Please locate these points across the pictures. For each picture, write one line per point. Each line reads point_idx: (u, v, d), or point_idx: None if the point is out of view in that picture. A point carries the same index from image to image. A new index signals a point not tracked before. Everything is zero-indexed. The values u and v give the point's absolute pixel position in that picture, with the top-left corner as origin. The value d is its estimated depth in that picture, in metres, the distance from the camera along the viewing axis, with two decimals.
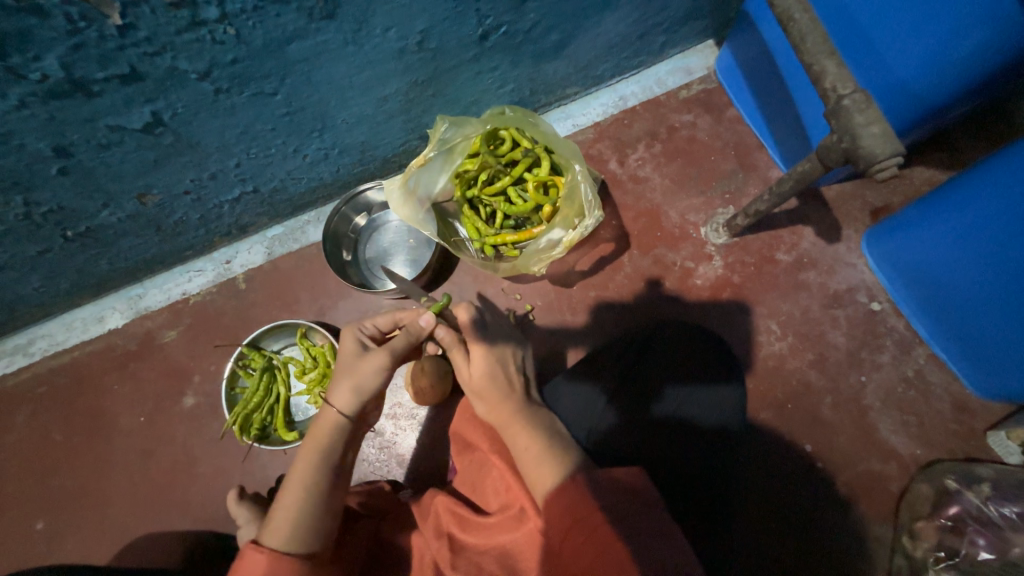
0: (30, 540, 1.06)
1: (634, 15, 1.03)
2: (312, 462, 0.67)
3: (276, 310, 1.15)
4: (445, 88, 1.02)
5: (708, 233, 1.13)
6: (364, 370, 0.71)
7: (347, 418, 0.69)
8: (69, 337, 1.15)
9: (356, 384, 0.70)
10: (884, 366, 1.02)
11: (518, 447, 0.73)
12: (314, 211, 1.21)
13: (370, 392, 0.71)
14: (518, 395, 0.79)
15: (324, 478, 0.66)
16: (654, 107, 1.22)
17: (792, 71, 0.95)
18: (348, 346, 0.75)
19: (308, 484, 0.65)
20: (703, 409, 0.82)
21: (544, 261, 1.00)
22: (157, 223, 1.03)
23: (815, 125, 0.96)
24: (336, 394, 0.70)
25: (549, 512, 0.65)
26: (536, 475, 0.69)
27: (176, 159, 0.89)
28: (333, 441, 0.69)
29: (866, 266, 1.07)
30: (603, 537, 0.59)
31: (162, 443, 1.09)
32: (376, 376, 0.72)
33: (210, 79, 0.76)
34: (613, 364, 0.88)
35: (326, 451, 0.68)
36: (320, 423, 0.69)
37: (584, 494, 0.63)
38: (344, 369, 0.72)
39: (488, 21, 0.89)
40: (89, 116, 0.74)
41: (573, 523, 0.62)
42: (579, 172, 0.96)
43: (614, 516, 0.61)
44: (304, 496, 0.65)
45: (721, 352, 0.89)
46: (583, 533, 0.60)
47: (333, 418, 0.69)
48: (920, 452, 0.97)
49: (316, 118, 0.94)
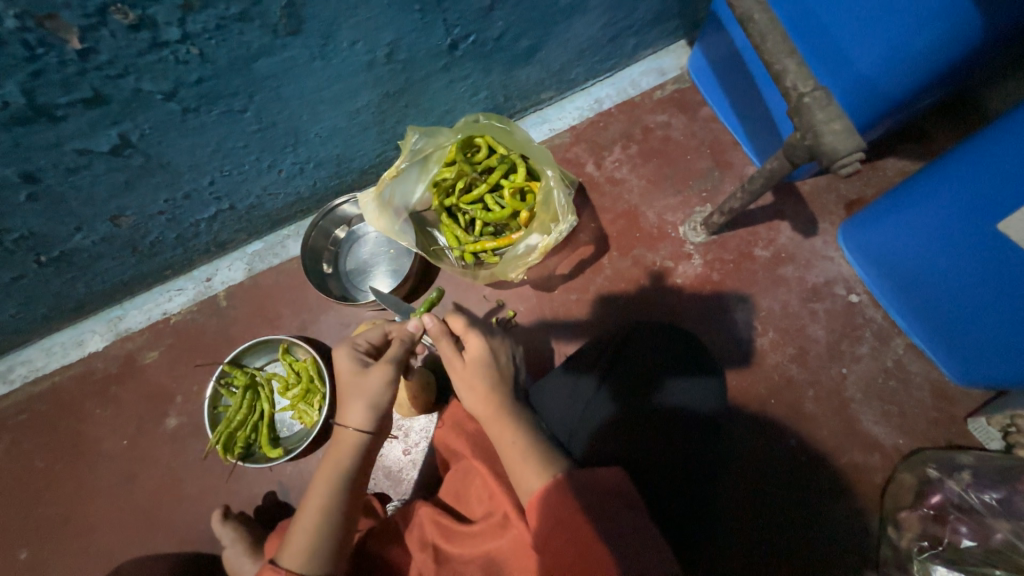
0: (14, 570, 1.04)
1: (603, 19, 1.04)
2: (331, 481, 0.70)
3: (257, 326, 1.15)
4: (417, 98, 1.02)
5: (687, 232, 1.13)
6: (372, 386, 0.73)
7: (365, 436, 0.72)
8: (48, 362, 1.14)
9: (366, 402, 0.72)
10: (864, 357, 1.03)
11: (503, 447, 0.73)
12: (294, 225, 1.21)
13: (381, 408, 0.73)
14: (505, 389, 0.78)
15: (342, 498, 0.70)
16: (629, 109, 1.23)
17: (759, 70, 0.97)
18: (345, 366, 0.76)
19: (326, 505, 0.69)
20: (683, 401, 0.83)
21: (522, 267, 1.00)
22: (133, 244, 1.02)
23: (784, 122, 0.98)
24: (348, 412, 0.72)
25: (534, 514, 0.65)
26: (521, 476, 0.69)
27: (147, 180, 0.89)
28: (350, 459, 0.72)
29: (843, 259, 1.08)
30: (584, 538, 0.59)
31: (146, 466, 1.08)
32: (384, 391, 0.73)
33: (177, 99, 0.76)
34: (598, 365, 0.88)
35: (344, 474, 0.71)
36: (339, 442, 0.72)
37: (565, 495, 0.64)
38: (352, 388, 0.73)
39: (457, 30, 0.89)
40: (55, 142, 0.74)
41: (556, 524, 0.62)
42: (552, 177, 0.97)
43: (596, 514, 0.61)
44: (323, 518, 0.68)
45: (697, 346, 0.92)
46: (567, 534, 0.60)
47: (348, 438, 0.72)
48: (902, 441, 0.98)
49: (289, 133, 0.94)
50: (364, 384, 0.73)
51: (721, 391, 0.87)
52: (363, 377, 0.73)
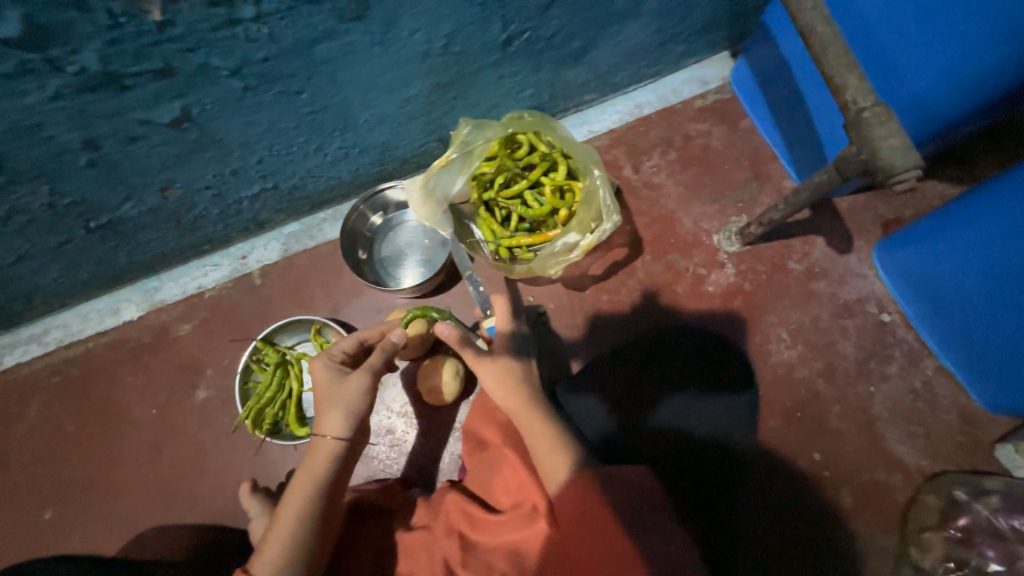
0: (35, 531, 1.03)
1: (654, 25, 1.05)
2: (304, 491, 0.74)
3: (289, 306, 1.16)
4: (465, 91, 1.03)
5: (721, 240, 1.14)
6: (349, 396, 0.79)
7: (341, 443, 0.76)
8: (84, 328, 1.16)
9: (341, 409, 0.78)
10: (893, 377, 1.02)
11: (531, 436, 0.74)
12: (331, 209, 1.22)
13: (357, 416, 0.79)
14: (534, 382, 0.80)
15: (318, 503, 0.74)
16: (669, 115, 1.24)
17: (809, 82, 0.97)
18: (326, 375, 0.81)
19: (298, 515, 0.72)
20: (672, 419, 0.90)
21: (561, 264, 1.02)
22: (177, 216, 1.03)
23: (839, 133, 0.95)
24: (327, 422, 0.77)
25: (557, 506, 0.66)
26: (546, 467, 0.71)
27: (199, 155, 0.90)
28: (322, 468, 0.75)
29: (877, 277, 1.08)
30: (608, 532, 0.60)
31: (172, 437, 1.08)
32: (361, 399, 0.79)
33: (240, 76, 0.78)
34: (604, 379, 0.95)
35: (320, 480, 0.75)
36: (315, 450, 0.76)
37: (591, 492, 0.64)
38: (329, 397, 0.79)
39: (512, 27, 0.90)
40: (119, 110, 0.75)
41: (580, 517, 0.63)
42: (598, 177, 0.99)
43: (626, 509, 0.62)
44: (294, 529, 0.71)
45: (732, 362, 1.01)
46: (590, 526, 0.62)
47: (324, 447, 0.76)
48: (927, 463, 0.97)
49: (339, 117, 0.95)
50: (343, 393, 0.79)
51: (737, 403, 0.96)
52: (342, 386, 0.79)
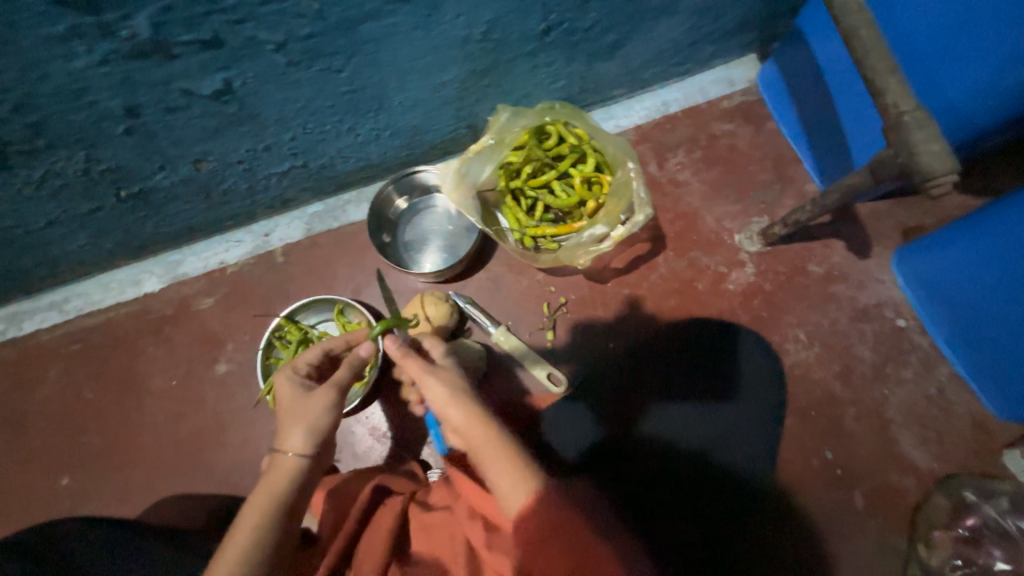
0: (53, 496, 1.04)
1: (689, 22, 1.05)
2: (256, 520, 0.67)
3: (312, 285, 1.17)
4: (500, 79, 1.03)
5: (743, 240, 1.15)
6: (312, 412, 0.73)
7: (303, 462, 0.71)
8: (105, 297, 1.16)
9: (303, 429, 0.72)
10: (907, 381, 1.03)
11: (487, 459, 0.70)
12: (356, 191, 1.22)
13: (320, 434, 0.73)
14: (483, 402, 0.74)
15: (272, 530, 0.67)
16: (696, 114, 1.25)
17: (845, 86, 0.98)
18: (285, 393, 0.76)
19: (248, 549, 0.65)
20: (659, 429, 0.93)
21: (590, 255, 1.03)
22: (206, 189, 1.04)
23: (875, 137, 0.95)
24: (286, 440, 0.72)
25: (523, 526, 0.66)
26: (505, 487, 0.69)
27: (235, 129, 0.90)
28: (279, 493, 0.70)
29: (895, 283, 1.10)
30: (583, 543, 0.65)
31: (192, 408, 1.08)
32: (324, 415, 0.74)
33: (285, 51, 0.78)
34: (591, 390, 0.99)
35: (275, 504, 0.68)
36: (274, 471, 0.71)
37: (552, 506, 0.67)
38: (288, 414, 0.74)
39: (551, 17, 0.91)
40: (164, 79, 0.75)
41: (553, 530, 0.65)
42: (632, 169, 1.01)
43: (596, 520, 0.68)
44: (242, 565, 0.64)
45: (742, 371, 1.02)
46: (563, 538, 0.65)
47: (281, 468, 0.71)
48: (937, 466, 0.98)
49: (375, 99, 0.96)
50: (308, 411, 0.73)
51: (743, 411, 0.96)
52: (305, 402, 0.75)
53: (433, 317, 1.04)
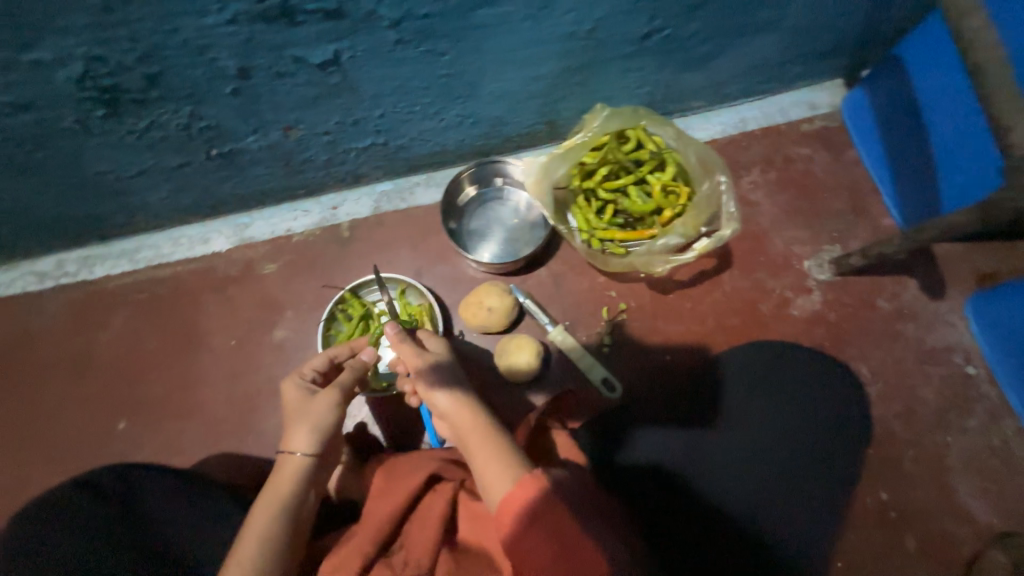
0: (110, 437, 1.08)
1: (786, 42, 1.04)
2: (268, 513, 0.71)
3: (374, 263, 1.18)
4: (589, 79, 1.03)
5: (812, 267, 1.13)
6: (318, 412, 0.78)
7: (308, 460, 0.75)
8: (174, 252, 1.18)
9: (309, 425, 0.77)
10: (971, 430, 1.01)
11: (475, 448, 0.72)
12: (424, 174, 1.23)
13: (326, 432, 0.78)
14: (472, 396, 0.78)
15: (282, 525, 0.70)
16: (774, 135, 1.23)
17: (953, 119, 0.96)
18: (293, 395, 0.81)
19: (263, 536, 0.69)
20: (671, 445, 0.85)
21: (670, 263, 1.04)
22: (288, 157, 1.05)
23: (988, 173, 0.93)
24: (293, 440, 0.76)
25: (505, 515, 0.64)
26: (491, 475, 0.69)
27: (331, 100, 0.91)
28: (289, 486, 0.74)
29: (966, 329, 1.07)
30: (563, 537, 0.60)
31: (248, 370, 1.10)
32: (329, 414, 0.79)
33: (399, 28, 0.79)
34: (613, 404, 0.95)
35: (285, 499, 0.72)
36: (282, 469, 0.75)
37: (542, 491, 0.64)
38: (296, 415, 0.78)
39: (656, 21, 0.90)
40: (281, 44, 0.77)
41: (528, 524, 0.62)
42: (723, 182, 1.02)
43: (583, 514, 0.63)
44: (258, 550, 0.68)
45: (790, 398, 0.88)
46: (546, 529, 0.61)
47: (290, 465, 0.75)
48: (996, 521, 0.96)
49: (468, 86, 0.96)
50: (310, 408, 0.78)
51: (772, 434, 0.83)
52: (310, 403, 0.79)
53: (495, 306, 1.04)
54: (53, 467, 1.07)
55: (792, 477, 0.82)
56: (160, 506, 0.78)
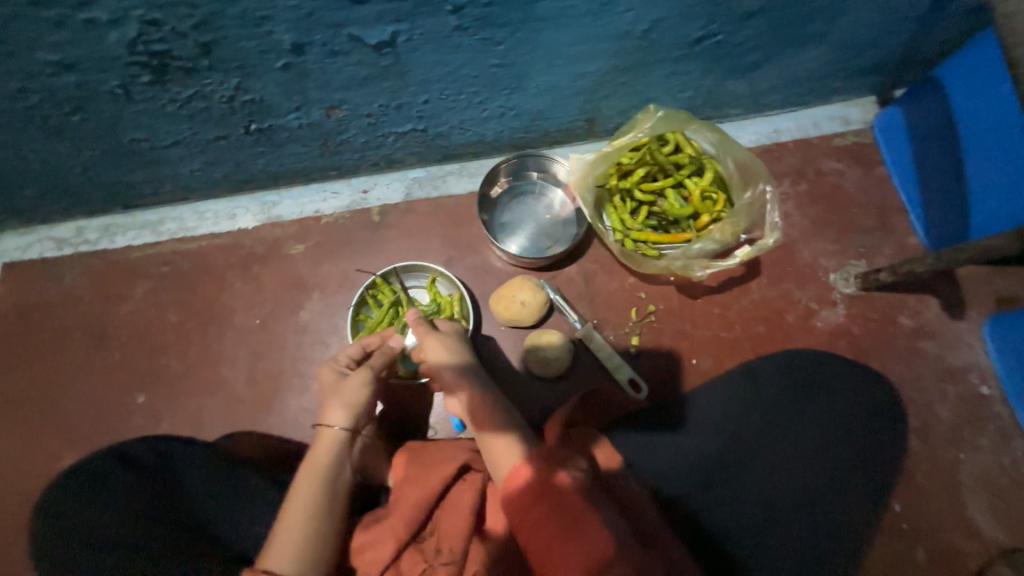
0: (129, 411, 1.07)
1: (831, 55, 1.04)
2: (310, 485, 0.73)
3: (404, 250, 1.17)
4: (636, 80, 1.02)
5: (837, 280, 1.15)
6: (351, 389, 0.80)
7: (344, 434, 0.78)
8: (198, 226, 1.16)
9: (344, 402, 0.79)
10: (983, 448, 1.04)
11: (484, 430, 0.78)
12: (458, 163, 1.22)
13: (360, 408, 0.80)
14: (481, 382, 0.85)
15: (323, 497, 0.73)
16: (806, 147, 1.24)
17: (992, 142, 0.97)
18: (327, 376, 0.83)
19: (310, 507, 0.71)
20: (690, 440, 0.88)
21: (708, 268, 1.03)
22: (326, 137, 1.03)
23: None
24: (329, 416, 0.78)
25: (517, 488, 0.69)
26: (505, 451, 0.75)
27: (379, 82, 0.90)
28: (329, 459, 0.76)
29: (983, 349, 1.10)
30: (572, 509, 0.66)
31: (272, 350, 1.10)
32: (361, 391, 0.81)
33: (459, 14, 0.77)
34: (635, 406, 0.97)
35: (324, 470, 0.75)
36: (319, 443, 0.77)
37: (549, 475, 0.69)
38: (330, 393, 0.80)
39: (711, 26, 0.90)
40: (340, 22, 0.75)
41: (539, 497, 0.67)
42: (769, 193, 1.02)
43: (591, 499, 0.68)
44: (306, 519, 0.70)
45: (800, 417, 0.90)
46: (551, 508, 0.66)
47: (327, 439, 0.77)
48: (1002, 536, 1.00)
49: (516, 78, 0.95)
50: (346, 386, 0.80)
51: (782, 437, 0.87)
52: (343, 382, 0.81)
53: (527, 301, 1.05)
54: (70, 437, 1.06)
55: (796, 502, 0.84)
56: (201, 491, 0.79)
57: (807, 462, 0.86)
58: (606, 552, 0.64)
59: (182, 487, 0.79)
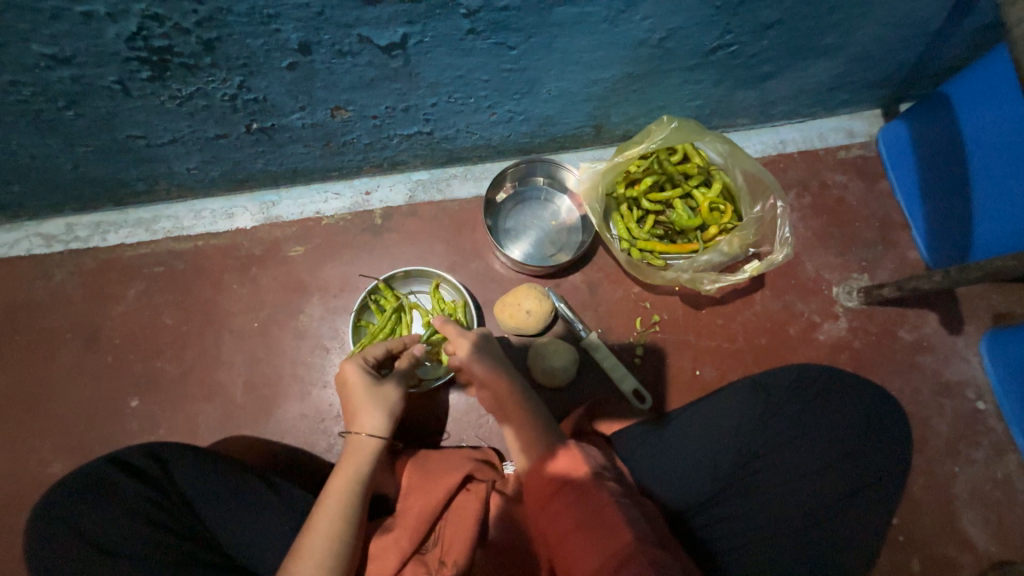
0: (123, 415, 1.05)
1: (841, 68, 1.04)
2: (344, 490, 0.73)
3: (407, 254, 1.15)
4: (648, 87, 1.01)
5: (840, 293, 1.16)
6: (390, 397, 0.79)
7: (382, 441, 0.77)
8: (194, 225, 1.13)
9: (380, 409, 0.78)
10: (978, 462, 1.06)
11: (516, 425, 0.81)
12: (463, 167, 1.20)
13: (396, 417, 0.80)
14: (518, 382, 0.85)
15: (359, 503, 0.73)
16: (811, 158, 1.24)
17: (1001, 164, 0.97)
18: (355, 377, 0.79)
19: (345, 513, 0.71)
20: (705, 450, 0.88)
21: (716, 280, 1.02)
22: (329, 137, 1.00)
23: None
24: (365, 422, 0.77)
25: (536, 479, 0.73)
26: (528, 443, 0.78)
27: (387, 83, 0.87)
28: (366, 466, 0.76)
29: (979, 364, 1.11)
30: (589, 504, 0.68)
31: (270, 354, 1.08)
32: (398, 401, 0.80)
33: (473, 18, 0.75)
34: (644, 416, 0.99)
35: (361, 478, 0.74)
36: (355, 448, 0.76)
37: (567, 467, 0.73)
38: (365, 399, 0.78)
39: (727, 37, 0.89)
40: (350, 22, 0.72)
41: (558, 488, 0.71)
42: (781, 208, 1.01)
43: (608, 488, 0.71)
44: (340, 526, 0.70)
45: (811, 429, 0.91)
46: (573, 497, 0.70)
47: (364, 446, 0.77)
48: (994, 549, 1.02)
49: (528, 82, 0.93)
50: (382, 393, 0.79)
51: (794, 446, 0.89)
52: (380, 389, 0.79)
53: (532, 310, 1.03)
54: (64, 441, 1.05)
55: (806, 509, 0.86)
56: (196, 490, 0.77)
57: (814, 471, 0.88)
58: (623, 548, 0.65)
59: (178, 486, 0.76)
